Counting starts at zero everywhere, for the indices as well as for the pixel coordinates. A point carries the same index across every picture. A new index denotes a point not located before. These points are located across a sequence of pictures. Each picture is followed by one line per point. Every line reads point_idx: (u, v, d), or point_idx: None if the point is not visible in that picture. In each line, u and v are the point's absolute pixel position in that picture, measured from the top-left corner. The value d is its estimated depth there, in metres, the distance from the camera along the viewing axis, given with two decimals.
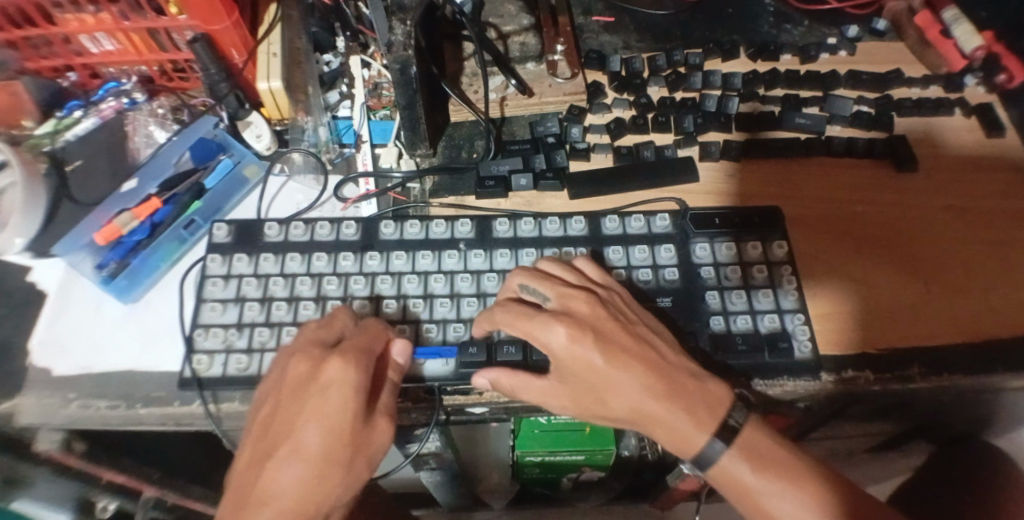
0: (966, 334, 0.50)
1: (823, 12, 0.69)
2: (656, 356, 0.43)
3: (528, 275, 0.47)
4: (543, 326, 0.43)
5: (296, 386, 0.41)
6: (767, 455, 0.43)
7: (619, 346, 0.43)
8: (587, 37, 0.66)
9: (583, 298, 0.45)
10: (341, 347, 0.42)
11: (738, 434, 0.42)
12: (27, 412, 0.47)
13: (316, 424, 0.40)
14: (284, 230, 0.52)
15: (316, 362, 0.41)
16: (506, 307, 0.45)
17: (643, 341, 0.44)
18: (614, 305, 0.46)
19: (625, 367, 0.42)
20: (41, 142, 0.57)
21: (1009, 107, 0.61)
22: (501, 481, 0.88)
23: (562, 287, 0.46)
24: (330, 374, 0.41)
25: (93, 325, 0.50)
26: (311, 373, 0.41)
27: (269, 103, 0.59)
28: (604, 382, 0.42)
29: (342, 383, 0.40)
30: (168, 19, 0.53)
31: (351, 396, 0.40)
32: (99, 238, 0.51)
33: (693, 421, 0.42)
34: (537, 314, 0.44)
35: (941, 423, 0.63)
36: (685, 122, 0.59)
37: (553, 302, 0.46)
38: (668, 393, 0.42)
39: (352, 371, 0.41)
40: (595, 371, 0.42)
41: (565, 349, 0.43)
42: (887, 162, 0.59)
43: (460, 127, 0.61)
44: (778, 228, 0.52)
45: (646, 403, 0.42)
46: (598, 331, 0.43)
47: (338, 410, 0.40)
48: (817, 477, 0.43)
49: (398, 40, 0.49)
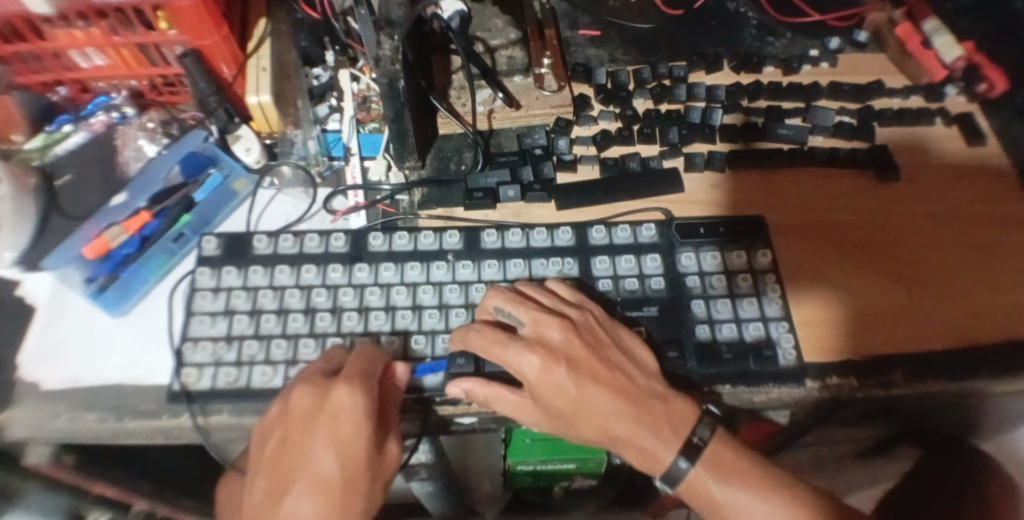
0: (948, 339, 0.50)
1: (805, 24, 0.70)
2: (629, 380, 0.45)
3: (504, 296, 0.47)
4: (517, 355, 0.44)
5: (304, 417, 0.42)
6: (732, 469, 0.44)
7: (587, 373, 0.45)
8: (574, 50, 0.67)
9: (558, 325, 0.46)
10: (344, 373, 0.43)
11: (704, 451, 0.44)
12: (17, 426, 0.46)
13: (332, 452, 0.42)
14: (274, 243, 0.52)
15: (322, 391, 0.42)
16: (480, 332, 0.45)
17: (613, 368, 0.45)
18: (587, 328, 0.47)
19: (599, 392, 0.44)
20: (31, 157, 0.57)
21: (989, 116, 0.63)
22: (494, 490, 0.88)
23: (536, 311, 0.47)
24: (339, 403, 0.42)
25: (82, 338, 0.50)
26: (317, 403, 0.42)
27: (258, 117, 0.59)
28: (580, 406, 0.44)
29: (352, 409, 0.42)
30: (157, 35, 0.54)
31: (362, 422, 0.42)
32: (88, 252, 0.51)
33: (658, 438, 0.44)
34: (513, 343, 0.45)
35: (928, 428, 0.64)
36: (669, 133, 0.60)
37: (527, 327, 0.46)
38: (637, 410, 0.44)
39: (359, 397, 0.42)
40: (567, 398, 0.44)
41: (539, 379, 0.44)
42: (870, 172, 0.60)
43: (449, 139, 0.61)
44: (761, 237, 0.53)
45: (618, 423, 0.44)
46: (571, 361, 0.45)
47: (351, 436, 0.42)
48: (783, 488, 0.44)
49: (386, 55, 0.49)
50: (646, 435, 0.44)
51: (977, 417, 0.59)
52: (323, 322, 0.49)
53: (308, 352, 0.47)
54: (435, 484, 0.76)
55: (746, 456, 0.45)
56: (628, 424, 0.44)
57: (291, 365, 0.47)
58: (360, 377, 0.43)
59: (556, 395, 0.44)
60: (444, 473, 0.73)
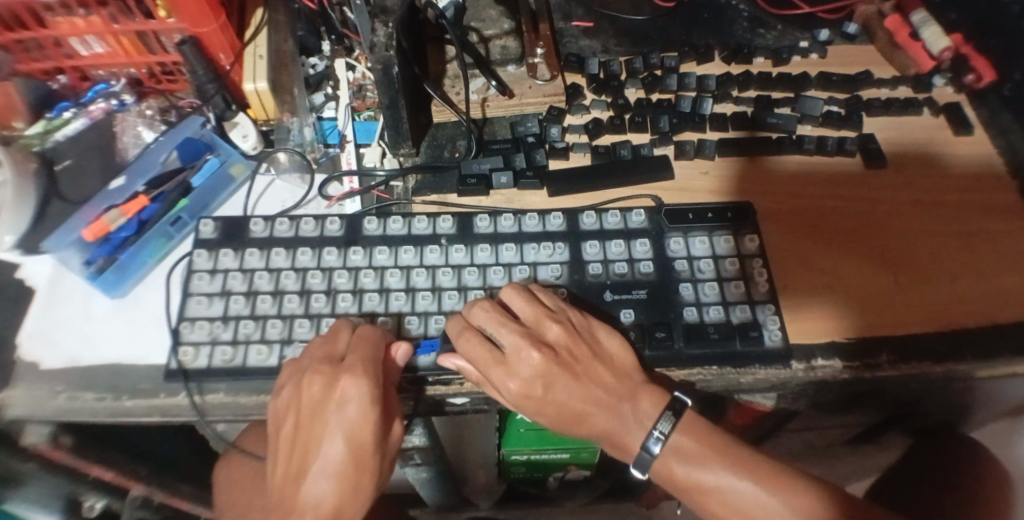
0: (936, 323, 0.51)
1: (795, 16, 0.71)
2: (600, 389, 0.46)
3: (489, 314, 0.47)
4: (497, 378, 0.45)
5: (314, 404, 0.43)
6: (694, 452, 0.45)
7: (563, 390, 0.46)
8: (568, 41, 0.68)
9: (537, 355, 0.45)
10: (348, 360, 0.43)
11: (668, 441, 0.45)
12: (17, 404, 0.47)
13: (341, 437, 0.43)
14: (270, 226, 0.53)
15: (328, 379, 0.43)
16: (469, 341, 0.45)
17: (588, 383, 0.46)
18: (567, 352, 0.46)
19: (574, 403, 0.46)
20: (32, 142, 0.58)
21: (976, 106, 0.64)
22: (488, 482, 0.89)
23: (517, 334, 0.46)
24: (346, 391, 0.43)
25: (82, 320, 0.51)
26: (326, 390, 0.43)
27: (256, 104, 0.61)
28: (558, 414, 0.46)
29: (358, 396, 0.43)
30: (157, 22, 0.55)
31: (369, 408, 0.43)
32: (87, 234, 0.52)
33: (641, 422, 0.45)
34: (493, 366, 0.45)
35: (918, 415, 0.64)
36: (660, 121, 0.61)
37: (508, 349, 0.46)
38: (609, 402, 0.46)
39: (365, 384, 0.43)
40: (546, 413, 0.46)
41: (515, 399, 0.46)
42: (857, 160, 0.60)
43: (443, 127, 0.63)
44: (750, 222, 0.54)
45: (591, 416, 0.46)
46: (548, 386, 0.45)
47: (359, 422, 0.43)
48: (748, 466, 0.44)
49: (380, 42, 0.50)
50: (613, 425, 0.46)
51: (966, 404, 0.59)
52: (318, 303, 0.49)
53: (303, 331, 0.48)
54: (429, 471, 0.78)
55: (715, 440, 0.46)
56: (603, 420, 0.46)
57: (287, 344, 0.48)
58: (364, 365, 0.43)
59: (541, 408, 0.46)
60: (439, 461, 0.74)
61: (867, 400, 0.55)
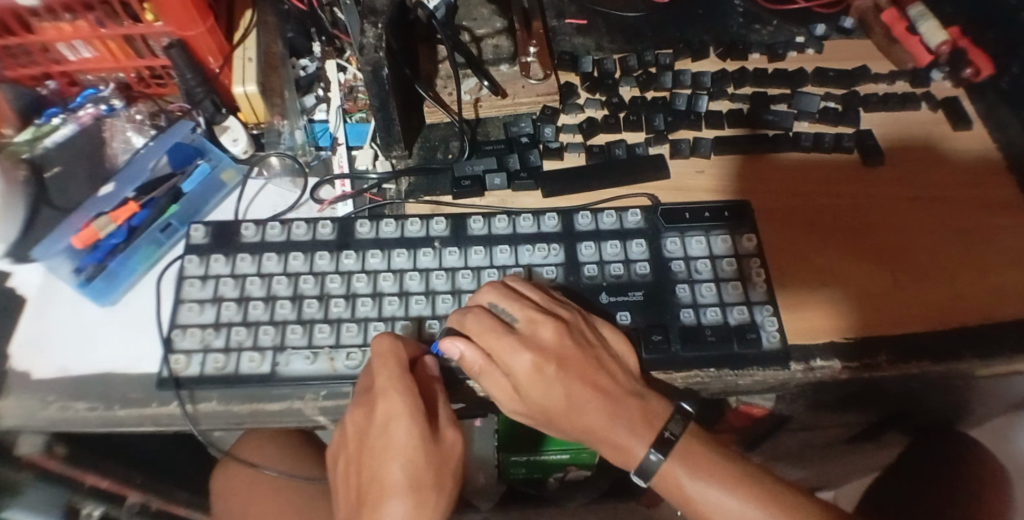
0: (935, 318, 0.51)
1: (791, 11, 0.70)
2: (608, 378, 0.45)
3: (498, 292, 0.47)
4: (509, 350, 0.43)
5: (360, 434, 0.43)
6: (702, 461, 0.44)
7: (576, 375, 0.44)
8: (561, 40, 0.68)
9: (552, 326, 0.45)
10: (378, 384, 0.42)
11: (676, 445, 0.44)
12: (8, 415, 0.46)
13: (394, 459, 0.41)
14: (261, 231, 0.53)
15: (368, 406, 0.43)
16: (478, 317, 0.45)
17: (598, 367, 0.45)
18: (578, 330, 0.46)
19: (586, 393, 0.44)
20: (21, 150, 0.58)
21: (974, 100, 0.63)
22: (488, 484, 0.88)
23: (530, 309, 0.46)
24: (386, 413, 0.42)
25: (71, 328, 0.51)
26: (368, 417, 0.42)
27: (246, 107, 0.60)
28: (568, 406, 0.44)
29: (400, 413, 0.41)
30: (144, 26, 0.55)
31: (415, 424, 0.41)
32: (76, 241, 0.51)
33: (633, 430, 0.44)
34: (505, 336, 0.44)
35: (917, 414, 0.64)
36: (656, 120, 0.60)
37: (520, 323, 0.45)
38: (611, 409, 0.44)
39: (402, 402, 0.41)
40: (552, 398, 0.44)
41: (528, 377, 0.43)
42: (854, 156, 0.60)
43: (436, 128, 0.62)
44: (746, 223, 0.54)
45: (593, 413, 0.44)
46: (562, 363, 0.44)
47: (408, 437, 0.41)
48: (752, 480, 0.44)
49: (369, 43, 0.49)
50: (614, 420, 0.44)
51: (967, 403, 0.59)
52: (311, 308, 0.49)
53: (296, 337, 0.48)
54: None
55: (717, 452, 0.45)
56: (605, 417, 0.44)
57: (279, 350, 0.47)
58: (394, 382, 0.42)
59: (547, 393, 0.44)
60: None
61: (866, 399, 0.54)
